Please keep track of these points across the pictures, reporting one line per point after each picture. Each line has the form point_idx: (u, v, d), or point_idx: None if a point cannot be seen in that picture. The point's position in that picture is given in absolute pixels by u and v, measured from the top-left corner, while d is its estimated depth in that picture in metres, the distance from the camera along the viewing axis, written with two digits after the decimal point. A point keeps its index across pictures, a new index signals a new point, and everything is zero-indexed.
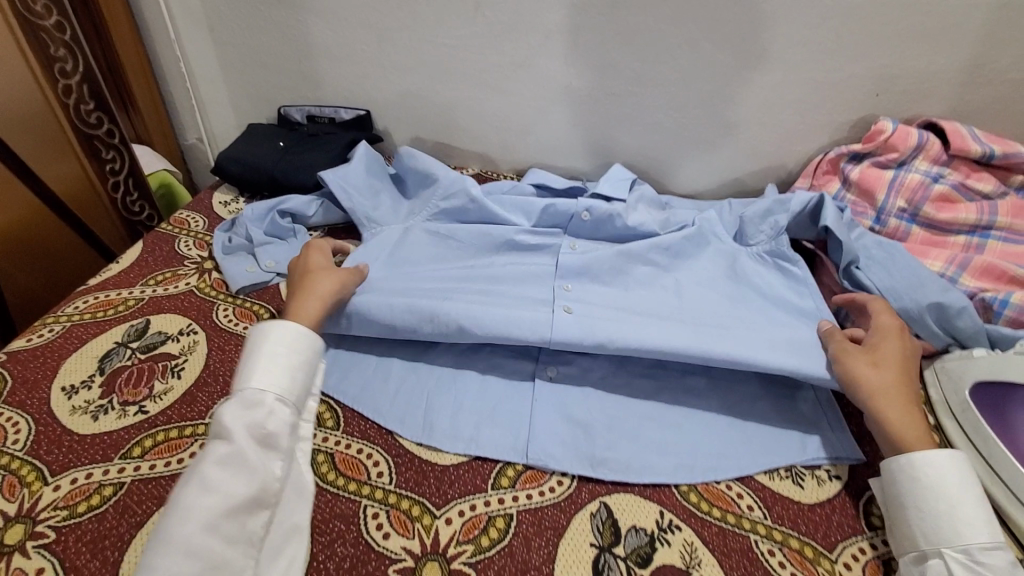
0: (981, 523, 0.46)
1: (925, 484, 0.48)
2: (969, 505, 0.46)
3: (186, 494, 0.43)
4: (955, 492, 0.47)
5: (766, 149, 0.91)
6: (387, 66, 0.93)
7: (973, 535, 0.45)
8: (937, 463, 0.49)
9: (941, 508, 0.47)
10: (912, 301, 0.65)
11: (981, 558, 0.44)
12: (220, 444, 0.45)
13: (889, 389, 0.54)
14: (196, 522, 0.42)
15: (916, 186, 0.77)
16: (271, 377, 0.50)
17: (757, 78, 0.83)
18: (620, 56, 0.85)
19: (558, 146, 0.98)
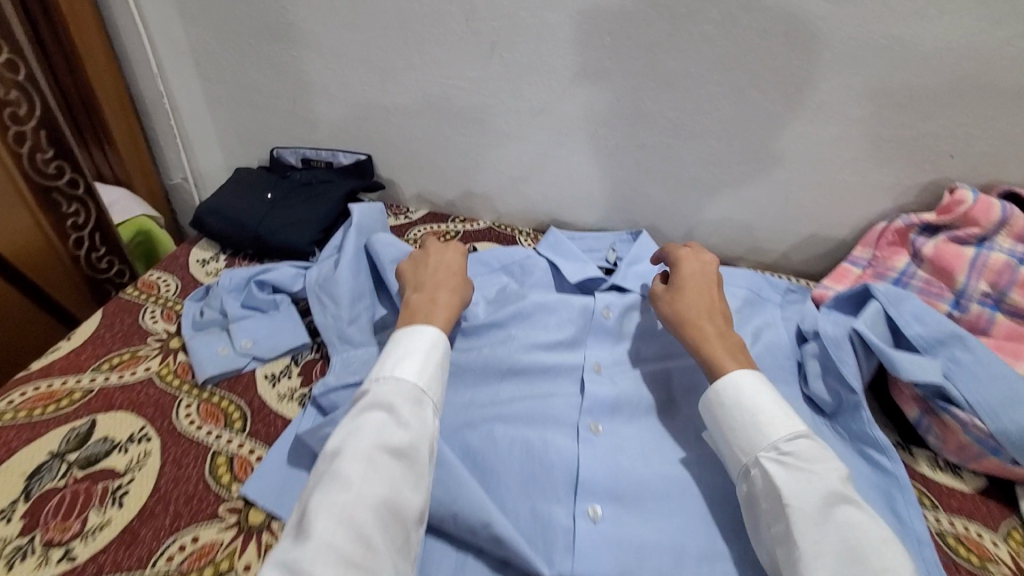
0: (782, 417, 0.49)
1: (734, 398, 0.51)
2: (774, 408, 0.49)
3: (359, 469, 0.42)
4: (754, 398, 0.50)
5: (821, 213, 0.79)
6: (391, 108, 0.83)
7: (778, 431, 0.48)
8: (742, 382, 0.52)
9: (745, 420, 0.50)
10: (1012, 424, 0.54)
11: (786, 449, 0.47)
12: (383, 431, 0.45)
13: (688, 312, 0.59)
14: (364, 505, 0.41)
15: (1002, 269, 0.65)
16: (427, 372, 0.50)
17: (812, 134, 0.72)
18: (655, 106, 0.74)
19: (581, 200, 0.87)
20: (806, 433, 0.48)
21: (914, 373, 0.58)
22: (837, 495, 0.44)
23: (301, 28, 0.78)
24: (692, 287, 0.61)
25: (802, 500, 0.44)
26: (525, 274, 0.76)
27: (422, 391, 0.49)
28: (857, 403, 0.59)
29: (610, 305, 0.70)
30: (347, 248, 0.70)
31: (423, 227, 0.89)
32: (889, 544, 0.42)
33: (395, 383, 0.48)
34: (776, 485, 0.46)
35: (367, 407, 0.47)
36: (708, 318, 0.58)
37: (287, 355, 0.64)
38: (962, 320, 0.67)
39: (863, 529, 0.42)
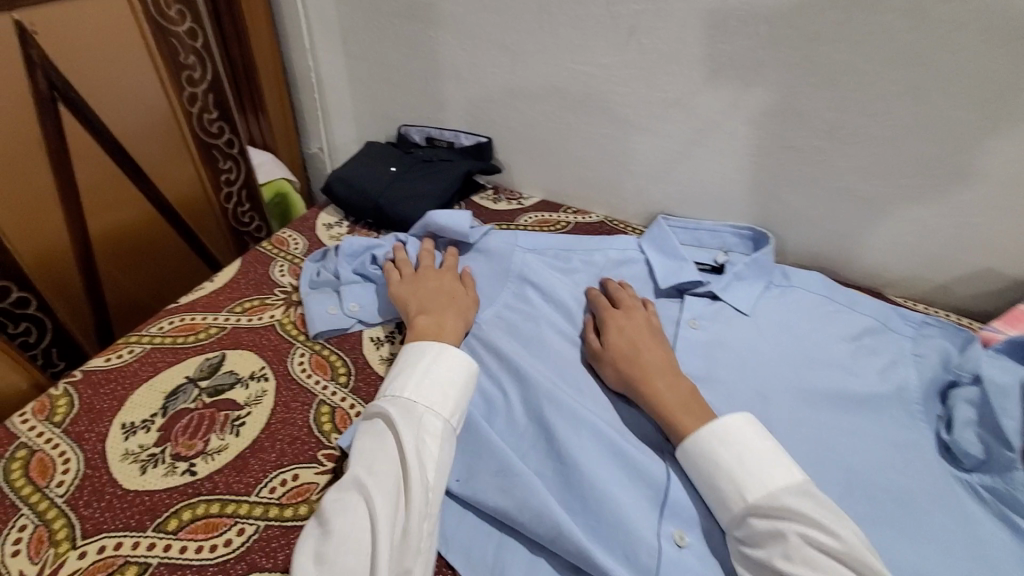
0: (765, 477, 0.47)
1: (718, 445, 0.49)
2: (750, 464, 0.47)
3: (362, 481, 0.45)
4: (729, 447, 0.49)
5: (1004, 243, 0.66)
6: (518, 93, 0.83)
7: (756, 490, 0.46)
8: (720, 432, 0.50)
9: (724, 469, 0.48)
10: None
11: (762, 513, 0.45)
12: (383, 451, 0.46)
13: (637, 363, 0.58)
14: (357, 521, 0.43)
15: None
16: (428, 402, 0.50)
17: (1006, 148, 0.61)
18: (807, 103, 0.67)
19: (704, 202, 0.81)
20: (776, 496, 0.45)
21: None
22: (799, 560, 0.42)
23: (443, 9, 0.80)
24: (636, 336, 0.61)
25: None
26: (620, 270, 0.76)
27: (412, 404, 0.49)
28: (1014, 464, 0.51)
29: (698, 315, 0.70)
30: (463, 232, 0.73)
31: (534, 215, 0.87)
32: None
33: (393, 402, 0.50)
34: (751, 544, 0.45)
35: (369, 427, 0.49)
36: (665, 374, 0.56)
37: (394, 321, 0.66)
38: None
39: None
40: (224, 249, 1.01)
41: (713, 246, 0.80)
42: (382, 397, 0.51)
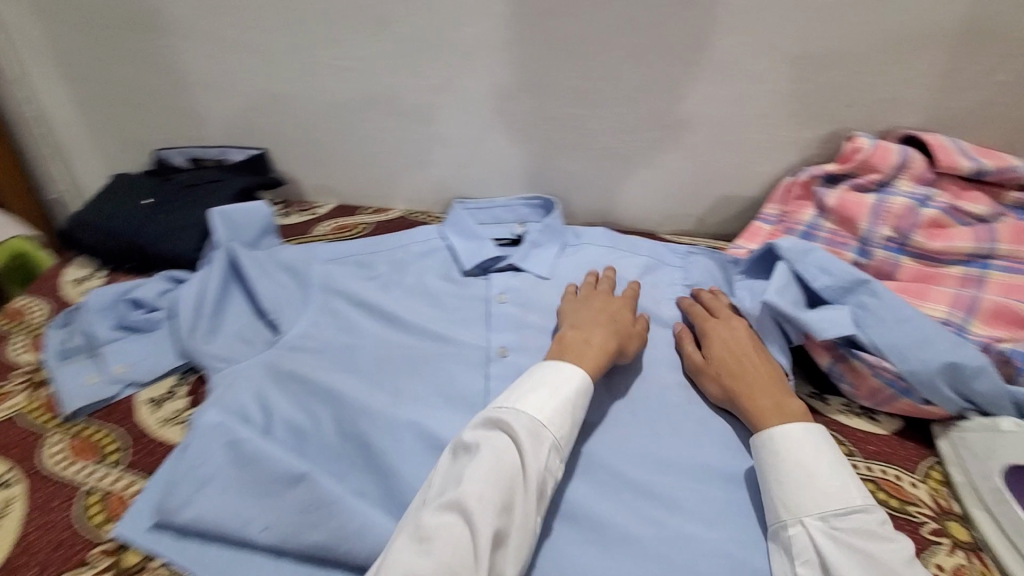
0: (835, 491, 0.47)
1: (781, 458, 0.50)
2: (825, 471, 0.48)
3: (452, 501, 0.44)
4: (520, 392, 0.52)
5: (730, 173, 0.79)
6: (280, 97, 0.78)
7: (812, 505, 0.47)
8: (800, 440, 0.51)
9: (801, 483, 0.48)
10: (919, 362, 0.54)
11: (837, 523, 0.46)
12: (508, 461, 0.47)
13: (737, 368, 0.59)
14: (450, 535, 0.42)
15: (903, 212, 0.66)
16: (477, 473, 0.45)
17: (713, 93, 0.71)
18: (555, 75, 0.72)
19: (493, 181, 0.84)
20: (863, 507, 0.46)
21: (832, 330, 0.56)
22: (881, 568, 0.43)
23: (170, 14, 0.71)
24: (727, 342, 0.61)
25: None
26: (426, 260, 0.76)
27: (522, 415, 0.50)
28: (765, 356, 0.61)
29: (506, 290, 0.73)
30: (246, 258, 0.67)
31: (330, 222, 0.83)
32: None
33: (511, 413, 0.50)
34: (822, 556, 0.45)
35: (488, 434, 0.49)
36: (767, 380, 0.57)
37: (173, 374, 0.59)
38: (869, 268, 0.67)
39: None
40: None
41: (509, 220, 0.83)
42: (495, 409, 0.51)
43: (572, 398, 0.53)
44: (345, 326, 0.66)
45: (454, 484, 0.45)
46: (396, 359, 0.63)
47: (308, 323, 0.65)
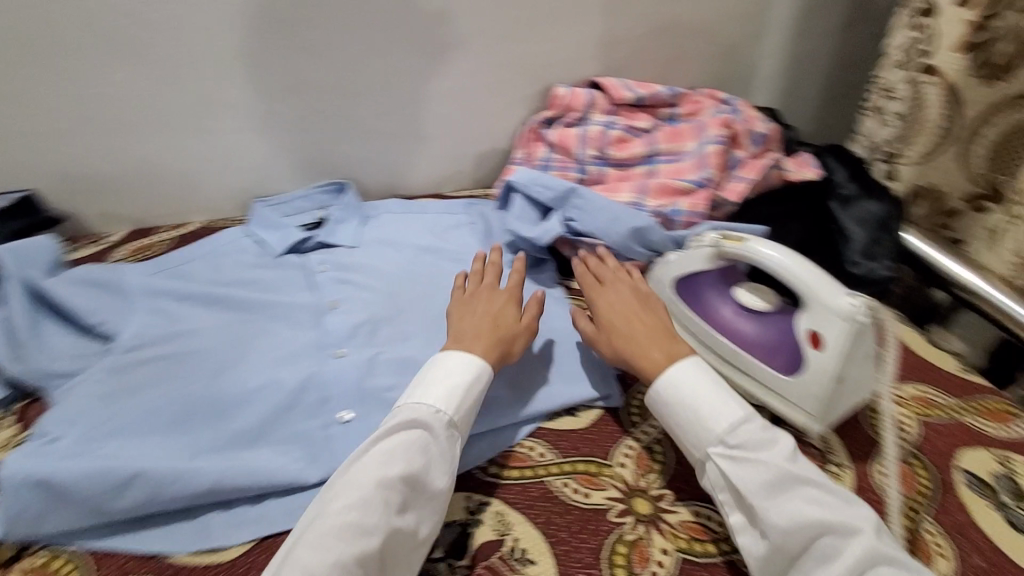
0: (721, 409, 0.55)
1: (674, 405, 0.57)
2: (698, 403, 0.55)
3: (344, 499, 0.47)
4: (438, 379, 0.56)
5: (482, 131, 0.97)
6: (34, 132, 0.77)
7: (712, 432, 0.54)
8: (677, 380, 0.57)
9: (690, 419, 0.55)
10: (617, 234, 0.76)
11: (732, 442, 0.53)
12: (419, 455, 0.51)
13: (644, 342, 0.61)
14: (364, 519, 0.46)
15: (598, 135, 0.91)
16: (378, 464, 0.50)
17: (446, 69, 0.89)
18: (311, 73, 0.83)
19: (284, 175, 0.92)
20: (747, 418, 0.54)
21: (545, 236, 0.77)
22: (793, 478, 0.50)
23: None
24: (636, 309, 0.65)
25: (750, 491, 0.50)
26: (240, 252, 0.83)
27: (443, 414, 0.54)
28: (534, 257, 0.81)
29: (324, 261, 0.82)
30: (49, 280, 0.68)
31: (127, 247, 0.85)
32: (830, 510, 0.48)
33: (420, 408, 0.54)
34: (728, 477, 0.52)
35: (406, 434, 0.52)
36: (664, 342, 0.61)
37: None
38: (589, 181, 0.91)
39: (821, 500, 0.49)
40: None
41: (310, 208, 0.91)
42: (417, 409, 0.54)
43: (473, 392, 0.56)
44: (174, 318, 0.70)
45: (352, 478, 0.49)
46: (238, 333, 0.69)
47: (138, 325, 0.68)
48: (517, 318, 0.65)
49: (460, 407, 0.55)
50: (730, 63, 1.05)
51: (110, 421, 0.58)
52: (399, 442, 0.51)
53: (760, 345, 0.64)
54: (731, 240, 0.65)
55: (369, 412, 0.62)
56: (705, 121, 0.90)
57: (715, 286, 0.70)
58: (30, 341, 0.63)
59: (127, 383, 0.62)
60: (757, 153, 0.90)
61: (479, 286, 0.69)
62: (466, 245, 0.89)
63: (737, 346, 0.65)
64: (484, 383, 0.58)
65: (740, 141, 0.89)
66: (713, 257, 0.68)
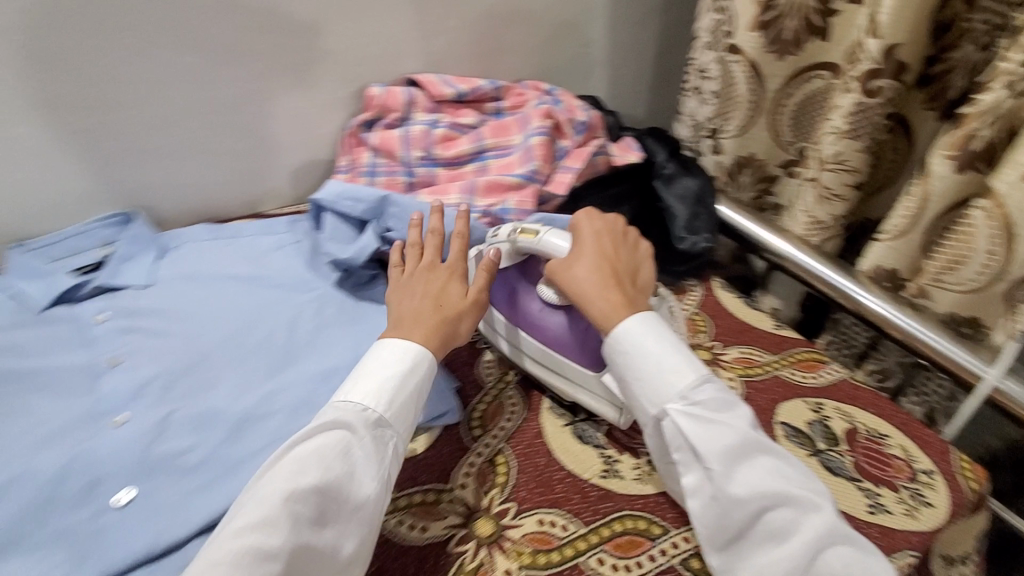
0: (679, 367, 0.51)
1: (633, 352, 0.52)
2: (662, 355, 0.51)
3: (241, 526, 0.42)
4: (349, 388, 0.51)
5: (296, 140, 0.88)
6: None
7: (673, 388, 0.50)
8: (637, 333, 0.53)
9: (651, 370, 0.51)
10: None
11: (694, 399, 0.49)
12: (337, 459, 0.46)
13: (594, 284, 0.56)
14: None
15: (421, 135, 0.85)
16: (312, 465, 0.45)
17: (241, 73, 0.78)
18: (61, 85, 0.69)
19: (49, 210, 0.76)
20: (708, 378, 0.51)
21: (361, 251, 0.71)
22: (752, 444, 0.47)
23: None
24: (584, 250, 0.59)
25: (713, 458, 0.46)
26: None
27: (369, 409, 0.49)
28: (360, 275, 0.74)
29: (104, 310, 0.69)
30: None
31: None
32: (795, 484, 0.46)
33: (346, 405, 0.50)
34: (688, 438, 0.48)
35: (325, 435, 0.47)
36: (596, 287, 0.56)
37: None
38: (418, 184, 0.86)
39: (786, 473, 0.47)
40: None
41: (92, 246, 0.78)
42: (344, 411, 0.49)
43: (410, 370, 0.52)
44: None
45: (260, 493, 0.44)
46: None
47: None
48: (462, 295, 0.60)
49: (387, 403, 0.50)
50: (552, 53, 1.06)
51: None
52: (319, 444, 0.46)
53: (558, 339, 0.60)
54: (525, 232, 0.63)
55: (157, 487, 0.53)
56: (528, 112, 0.89)
57: (521, 280, 0.65)
58: None
59: None
60: (581, 142, 0.90)
61: (418, 266, 0.63)
62: (285, 266, 0.77)
63: (538, 342, 0.61)
64: (424, 365, 0.53)
65: (562, 130, 0.89)
66: (514, 250, 0.64)
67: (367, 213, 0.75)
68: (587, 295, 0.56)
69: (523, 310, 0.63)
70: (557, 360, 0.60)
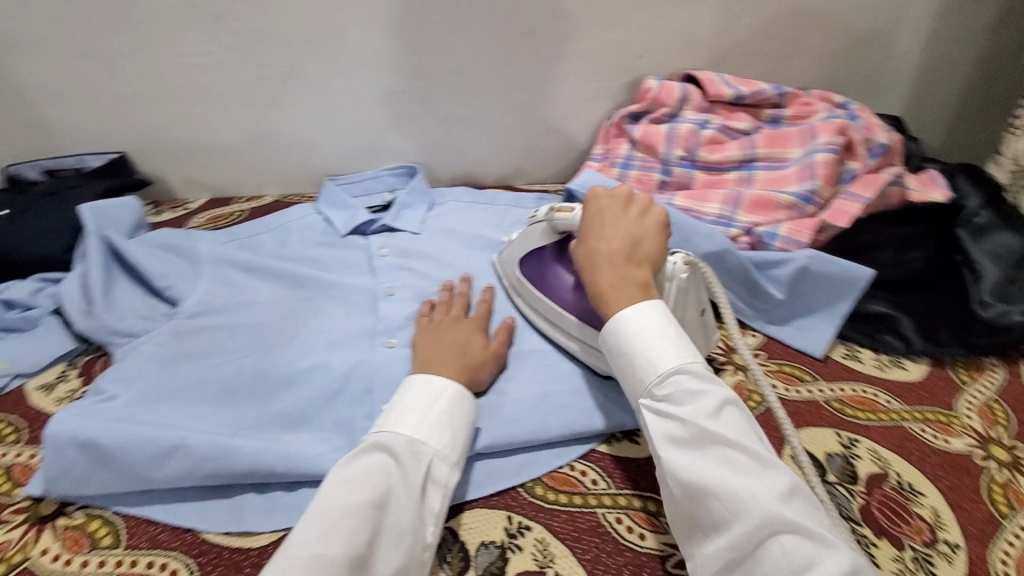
0: (655, 356, 0.49)
1: (622, 344, 0.51)
2: (642, 347, 0.49)
3: (321, 525, 0.41)
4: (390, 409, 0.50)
5: (560, 123, 0.92)
6: (132, 99, 0.80)
7: (644, 383, 0.49)
8: (627, 324, 0.51)
9: (629, 365, 0.50)
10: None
11: (661, 393, 0.47)
12: (382, 479, 0.44)
13: (608, 262, 0.55)
14: (320, 569, 0.38)
15: (689, 134, 0.82)
16: (385, 475, 0.45)
17: (532, 54, 0.84)
18: (393, 51, 0.81)
19: (358, 154, 0.91)
20: (679, 368, 0.47)
21: None
22: (708, 437, 0.43)
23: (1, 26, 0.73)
24: (610, 216, 0.58)
25: (663, 448, 0.45)
26: (308, 225, 0.84)
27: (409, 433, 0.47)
28: None
29: (385, 246, 0.80)
30: (125, 245, 0.69)
31: (203, 214, 0.87)
32: (743, 478, 0.41)
33: (391, 435, 0.47)
34: (649, 430, 0.47)
35: (367, 465, 0.45)
36: (618, 247, 0.55)
37: (61, 362, 0.62)
38: (672, 184, 0.83)
39: (737, 465, 0.42)
40: None
41: (380, 190, 0.91)
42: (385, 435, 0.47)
43: (464, 415, 0.51)
44: (238, 290, 0.71)
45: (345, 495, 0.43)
46: (295, 311, 0.69)
47: (203, 291, 0.69)
48: (483, 346, 0.60)
49: (451, 435, 0.49)
50: (847, 63, 0.93)
51: (160, 387, 0.58)
52: (363, 466, 0.45)
53: (589, 307, 0.61)
54: (560, 209, 0.62)
55: None
56: (815, 125, 0.79)
57: (555, 262, 0.66)
58: (98, 300, 0.64)
59: (187, 349, 0.63)
60: (875, 166, 0.78)
61: (445, 317, 0.64)
62: None
63: (565, 309, 0.63)
64: (468, 411, 0.52)
65: (853, 151, 0.78)
66: (549, 230, 0.64)
67: None
68: (598, 258, 0.55)
69: (557, 282, 0.65)
70: (584, 329, 0.61)
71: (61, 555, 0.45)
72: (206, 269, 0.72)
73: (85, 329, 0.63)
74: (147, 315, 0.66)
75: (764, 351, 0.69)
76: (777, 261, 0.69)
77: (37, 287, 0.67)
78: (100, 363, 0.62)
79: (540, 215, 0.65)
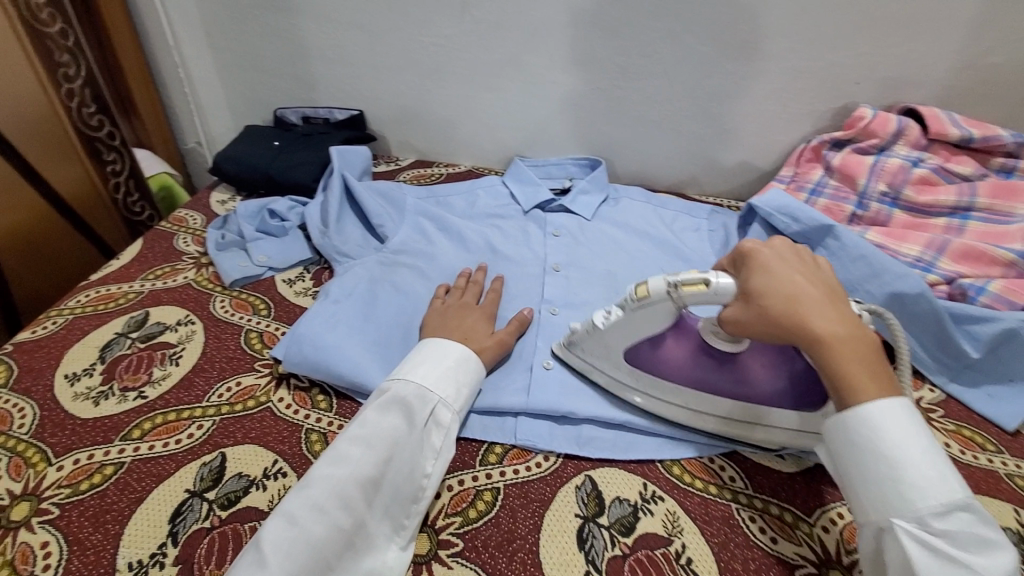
0: (931, 481, 0.42)
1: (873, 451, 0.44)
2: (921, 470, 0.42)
3: (336, 465, 0.47)
4: (407, 363, 0.56)
5: (751, 139, 0.92)
6: (380, 67, 0.96)
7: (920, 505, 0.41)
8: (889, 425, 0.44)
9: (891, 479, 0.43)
10: (867, 293, 0.67)
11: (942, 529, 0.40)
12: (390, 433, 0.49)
13: (839, 322, 0.47)
14: (337, 490, 0.46)
15: (896, 170, 0.78)
16: (393, 428, 0.50)
17: (740, 69, 0.85)
18: (604, 51, 0.87)
19: (549, 141, 0.99)
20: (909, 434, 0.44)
21: None
22: None
23: None
24: (785, 269, 0.50)
25: None
26: (494, 194, 0.93)
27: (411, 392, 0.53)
28: None
29: (561, 228, 0.88)
30: (357, 184, 0.83)
31: (411, 172, 1.02)
32: None
33: (404, 384, 0.53)
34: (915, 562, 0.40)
35: (382, 410, 0.51)
36: (825, 300, 0.48)
37: (300, 266, 0.77)
38: (865, 219, 0.80)
39: None
40: (120, 239, 1.02)
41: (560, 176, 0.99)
42: (398, 390, 0.53)
43: (470, 374, 0.57)
44: (431, 241, 0.82)
45: (355, 438, 0.49)
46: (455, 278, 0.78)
47: (406, 235, 0.81)
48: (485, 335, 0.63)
49: (456, 389, 0.55)
50: None
51: (372, 304, 0.70)
52: (377, 415, 0.50)
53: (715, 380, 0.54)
54: (688, 283, 0.51)
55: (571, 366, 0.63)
56: None
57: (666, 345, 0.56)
58: (334, 228, 0.79)
59: (392, 276, 0.74)
60: None
61: (456, 301, 0.68)
62: (704, 245, 0.85)
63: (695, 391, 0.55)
64: (473, 369, 0.57)
65: None
66: (674, 308, 0.53)
67: (800, 236, 0.73)
68: (809, 311, 0.47)
69: (672, 359, 0.56)
70: (729, 405, 0.54)
71: (292, 405, 0.58)
72: (414, 218, 0.84)
73: (323, 250, 0.77)
74: (366, 247, 0.79)
75: (940, 407, 0.64)
76: (980, 317, 0.63)
77: (291, 205, 0.83)
78: (328, 273, 0.76)
79: (653, 295, 0.53)
